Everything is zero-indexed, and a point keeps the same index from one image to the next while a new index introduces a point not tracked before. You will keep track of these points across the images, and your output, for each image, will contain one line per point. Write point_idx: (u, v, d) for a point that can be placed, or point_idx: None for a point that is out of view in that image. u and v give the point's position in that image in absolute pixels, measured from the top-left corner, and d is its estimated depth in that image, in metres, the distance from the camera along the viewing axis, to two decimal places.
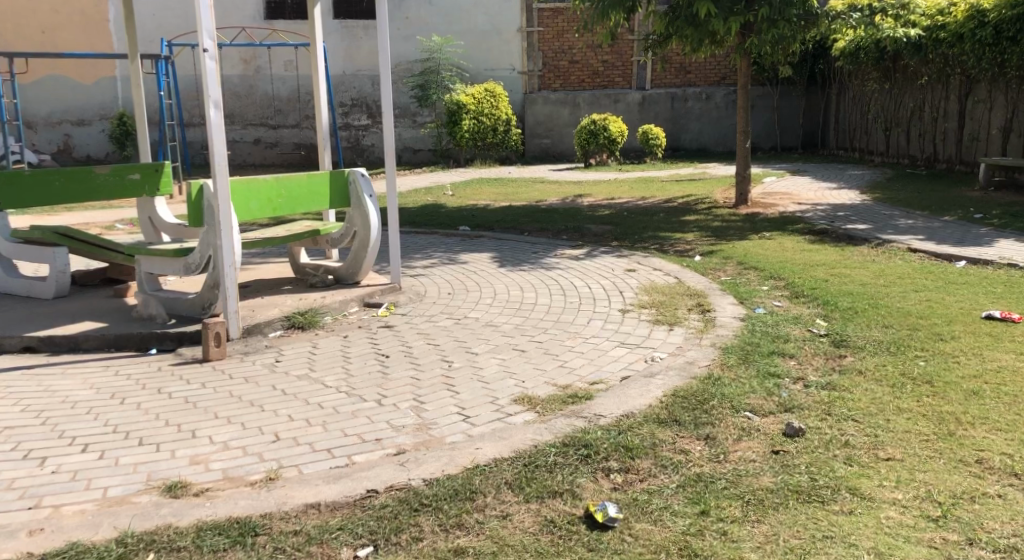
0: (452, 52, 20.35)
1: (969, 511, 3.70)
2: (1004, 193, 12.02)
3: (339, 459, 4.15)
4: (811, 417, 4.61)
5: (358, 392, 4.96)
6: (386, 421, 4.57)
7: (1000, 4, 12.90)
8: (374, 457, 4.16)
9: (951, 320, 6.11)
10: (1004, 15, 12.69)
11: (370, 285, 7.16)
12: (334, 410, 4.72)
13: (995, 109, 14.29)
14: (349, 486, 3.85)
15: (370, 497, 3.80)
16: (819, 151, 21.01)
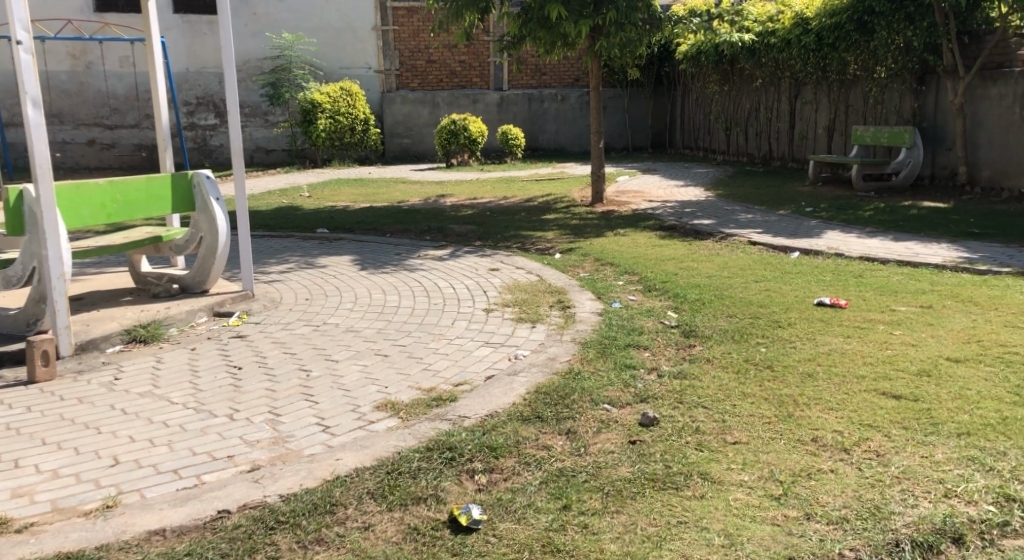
0: (305, 49, 19.93)
1: (807, 487, 3.96)
2: (832, 188, 12.90)
3: (186, 479, 4.03)
4: (665, 405, 4.84)
5: (208, 408, 4.83)
6: (239, 436, 4.47)
7: (822, 12, 13.79)
8: (226, 476, 4.06)
9: (788, 307, 6.56)
10: (824, 23, 13.59)
11: (219, 293, 6.95)
12: (181, 427, 4.58)
13: (820, 110, 15.16)
14: (197, 508, 3.75)
15: (221, 517, 3.71)
16: (667, 150, 21.80)
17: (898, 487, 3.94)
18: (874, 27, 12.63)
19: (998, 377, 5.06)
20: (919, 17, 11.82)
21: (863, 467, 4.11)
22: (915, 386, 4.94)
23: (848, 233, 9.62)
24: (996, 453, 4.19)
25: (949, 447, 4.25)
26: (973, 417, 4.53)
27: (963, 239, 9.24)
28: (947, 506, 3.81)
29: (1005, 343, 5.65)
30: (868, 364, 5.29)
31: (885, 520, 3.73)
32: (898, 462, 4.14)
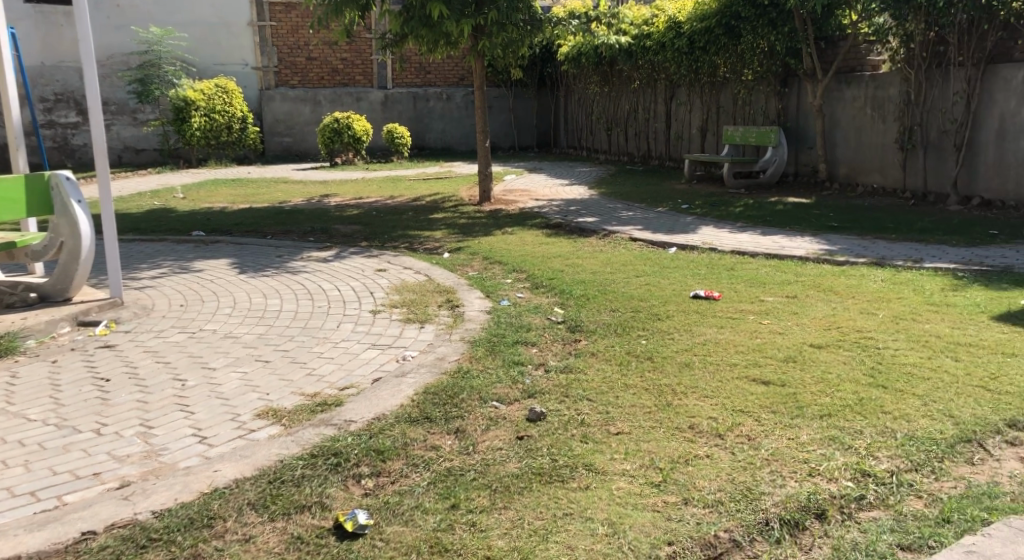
0: (175, 44, 19.07)
1: (684, 473, 4.12)
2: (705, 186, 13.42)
3: (47, 501, 3.87)
4: (551, 399, 4.94)
5: (71, 423, 4.65)
6: (106, 452, 4.32)
7: (693, 16, 14.12)
8: (93, 495, 3.93)
9: (666, 300, 6.93)
10: (696, 26, 13.89)
11: (83, 301, 6.68)
12: (41, 446, 4.39)
13: (694, 111, 15.69)
14: (60, 531, 3.61)
15: (87, 539, 3.59)
16: (551, 150, 22.15)
17: (768, 469, 4.16)
18: (741, 32, 13.16)
19: (855, 360, 5.49)
20: (781, 23, 12.56)
21: (736, 451, 4.32)
22: (782, 372, 5.28)
23: (722, 229, 10.26)
24: (853, 431, 4.49)
25: (812, 428, 4.53)
26: (833, 399, 4.87)
27: (824, 233, 9.89)
28: (811, 484, 4.04)
29: (861, 329, 6.13)
30: (740, 352, 5.64)
31: (756, 500, 3.91)
32: (767, 444, 4.37)
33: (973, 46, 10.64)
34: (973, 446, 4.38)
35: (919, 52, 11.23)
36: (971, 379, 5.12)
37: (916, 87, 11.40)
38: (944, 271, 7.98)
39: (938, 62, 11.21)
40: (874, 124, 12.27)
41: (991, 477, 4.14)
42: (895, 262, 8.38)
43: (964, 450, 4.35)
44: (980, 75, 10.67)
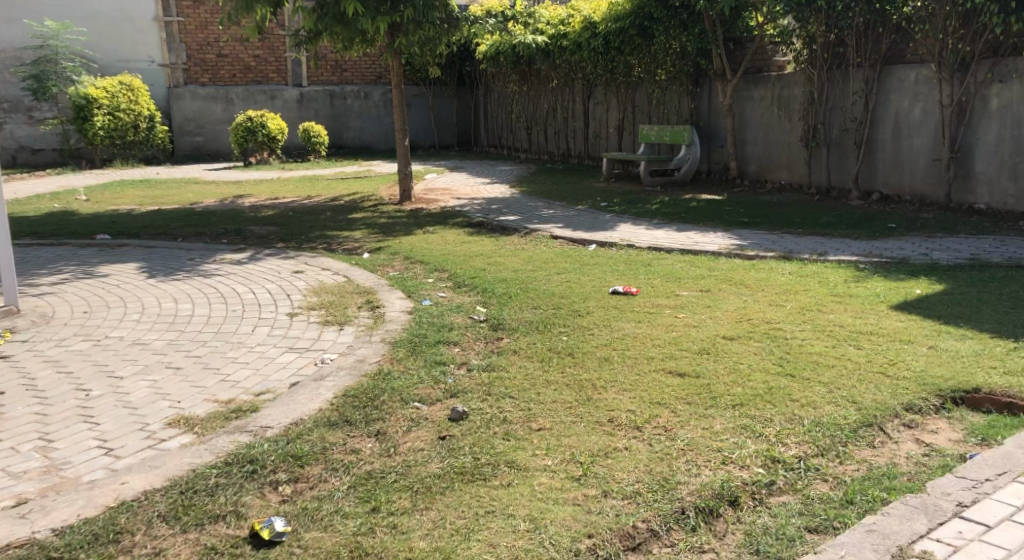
0: (74, 39, 18.43)
1: (604, 466, 4.17)
2: (623, 184, 13.59)
3: None
4: (474, 398, 4.93)
5: None
6: (1, 469, 4.13)
7: (608, 17, 14.21)
8: None
9: (588, 297, 6.98)
10: (611, 26, 13.99)
11: None
12: None
13: (610, 110, 15.87)
14: None
15: None
16: (473, 149, 22.13)
17: (683, 459, 4.24)
18: (654, 33, 13.31)
19: (765, 350, 5.63)
20: (691, 24, 12.79)
21: (653, 442, 4.39)
22: (697, 363, 5.39)
23: (640, 225, 10.40)
24: (764, 420, 4.61)
25: (725, 418, 4.63)
26: (744, 388, 4.99)
27: (736, 229, 10.13)
28: (725, 472, 4.12)
29: (771, 321, 6.29)
30: (656, 346, 5.73)
31: (672, 490, 3.97)
32: (683, 435, 4.46)
33: (869, 48, 11.01)
34: (875, 430, 4.53)
35: (821, 53, 11.58)
36: (873, 366, 5.31)
37: (818, 88, 11.77)
38: (848, 263, 8.25)
39: (838, 63, 11.57)
40: (781, 122, 12.63)
41: (891, 459, 4.29)
42: (802, 256, 8.62)
43: (867, 434, 4.50)
44: (876, 76, 11.05)
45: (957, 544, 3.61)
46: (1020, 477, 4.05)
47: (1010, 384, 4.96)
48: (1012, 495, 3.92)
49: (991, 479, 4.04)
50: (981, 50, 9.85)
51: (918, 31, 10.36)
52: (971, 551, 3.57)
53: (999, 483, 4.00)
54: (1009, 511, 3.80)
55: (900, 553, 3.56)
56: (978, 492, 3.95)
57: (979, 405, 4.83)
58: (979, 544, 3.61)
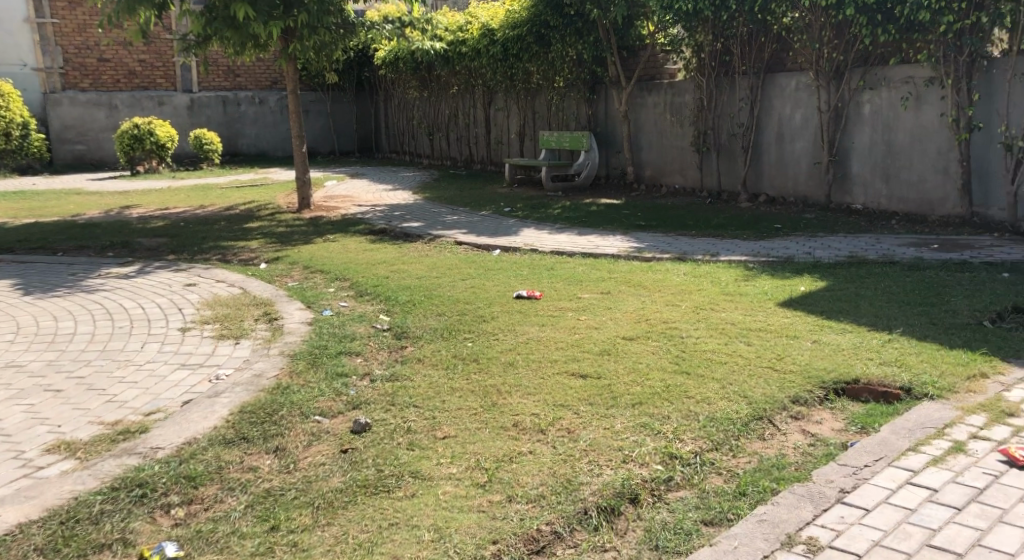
0: None
1: (509, 471, 4.17)
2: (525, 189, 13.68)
3: None
4: (377, 409, 4.88)
5: None
6: None
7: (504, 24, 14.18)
8: None
9: (491, 302, 6.99)
10: (508, 34, 13.97)
11: None
12: None
13: (511, 116, 15.97)
14: None
15: None
16: (374, 155, 21.96)
17: (586, 460, 4.27)
18: (550, 41, 13.42)
19: (662, 349, 5.74)
20: (586, 33, 12.96)
21: (557, 444, 4.42)
22: (598, 364, 5.45)
23: (543, 229, 10.46)
24: (662, 417, 4.69)
25: (626, 417, 4.70)
26: (643, 387, 5.07)
27: (634, 232, 10.30)
28: (625, 471, 4.17)
29: (667, 320, 6.42)
30: (559, 348, 5.76)
31: (575, 491, 4.00)
32: (586, 436, 4.50)
33: (753, 57, 11.43)
34: (764, 423, 4.67)
35: (708, 61, 11.94)
36: (764, 361, 5.47)
37: (707, 94, 12.11)
38: (738, 263, 8.49)
39: (725, 71, 11.91)
40: (673, 128, 12.93)
41: (779, 450, 4.42)
42: (695, 257, 8.84)
43: (758, 427, 4.63)
44: (760, 84, 11.48)
45: (840, 528, 3.73)
46: (895, 462, 4.23)
47: (886, 374, 5.19)
48: (889, 479, 4.08)
49: (869, 465, 4.20)
50: (854, 59, 10.33)
51: (797, 40, 10.79)
52: (853, 534, 3.69)
53: (877, 468, 4.17)
54: (886, 495, 3.95)
55: (789, 541, 3.67)
56: (859, 478, 4.10)
57: (858, 396, 5.04)
58: (860, 527, 3.74)
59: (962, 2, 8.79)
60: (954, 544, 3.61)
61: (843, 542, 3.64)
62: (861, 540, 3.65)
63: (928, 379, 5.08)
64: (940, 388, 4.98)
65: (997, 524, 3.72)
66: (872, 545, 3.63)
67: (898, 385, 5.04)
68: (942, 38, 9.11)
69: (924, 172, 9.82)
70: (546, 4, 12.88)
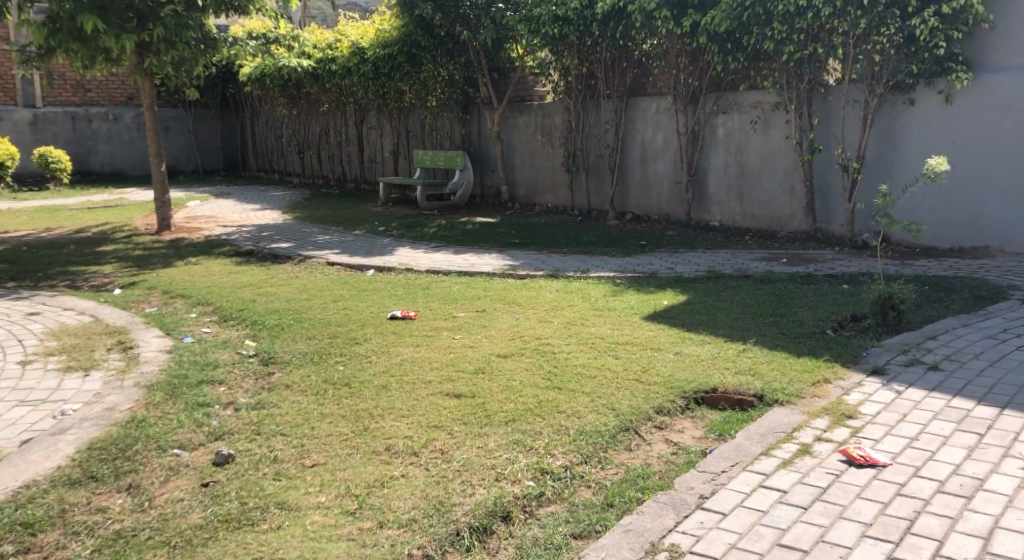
0: None
1: (380, 496, 4.09)
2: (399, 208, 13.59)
3: None
4: (242, 439, 4.70)
5: None
6: None
7: (375, 43, 13.87)
8: None
9: (364, 324, 6.87)
10: (379, 53, 13.65)
11: None
12: None
13: (384, 134, 15.85)
14: None
15: None
16: (240, 173, 21.42)
17: (459, 480, 4.23)
18: (422, 61, 13.35)
19: (535, 365, 5.77)
20: (457, 53, 13.11)
21: (430, 466, 4.37)
22: (473, 384, 5.41)
23: (417, 248, 10.39)
24: (534, 433, 4.71)
25: (498, 435, 4.69)
26: (516, 404, 5.07)
27: (508, 250, 10.37)
28: (497, 489, 4.15)
29: (541, 337, 6.47)
30: (434, 369, 5.71)
31: (447, 512, 3.96)
32: (459, 456, 4.46)
33: (616, 81, 11.73)
34: (631, 434, 4.75)
35: (574, 84, 12.18)
36: (632, 374, 5.57)
37: (575, 116, 12.36)
38: (608, 279, 8.66)
39: (591, 94, 12.24)
40: (544, 148, 13.12)
41: (644, 460, 4.50)
42: (567, 274, 8.96)
43: (624, 438, 4.71)
44: (624, 106, 11.78)
45: (699, 533, 3.83)
46: (749, 466, 4.37)
47: (741, 382, 5.37)
48: (743, 482, 4.22)
49: (726, 470, 4.33)
50: (708, 85, 10.76)
51: (656, 66, 11.15)
52: (711, 539, 3.78)
53: (733, 473, 4.31)
54: (741, 498, 4.08)
55: (652, 548, 3.73)
56: (716, 483, 4.22)
57: (716, 404, 5.20)
58: (717, 531, 3.84)
59: (801, 34, 9.25)
60: (800, 541, 3.75)
61: (701, 547, 3.73)
62: (718, 544, 3.75)
63: (778, 386, 5.29)
64: (788, 394, 5.19)
65: (838, 520, 3.89)
66: (728, 548, 3.73)
67: (751, 392, 5.23)
68: (785, 67, 9.61)
69: (773, 192, 10.31)
70: (416, 24, 12.63)
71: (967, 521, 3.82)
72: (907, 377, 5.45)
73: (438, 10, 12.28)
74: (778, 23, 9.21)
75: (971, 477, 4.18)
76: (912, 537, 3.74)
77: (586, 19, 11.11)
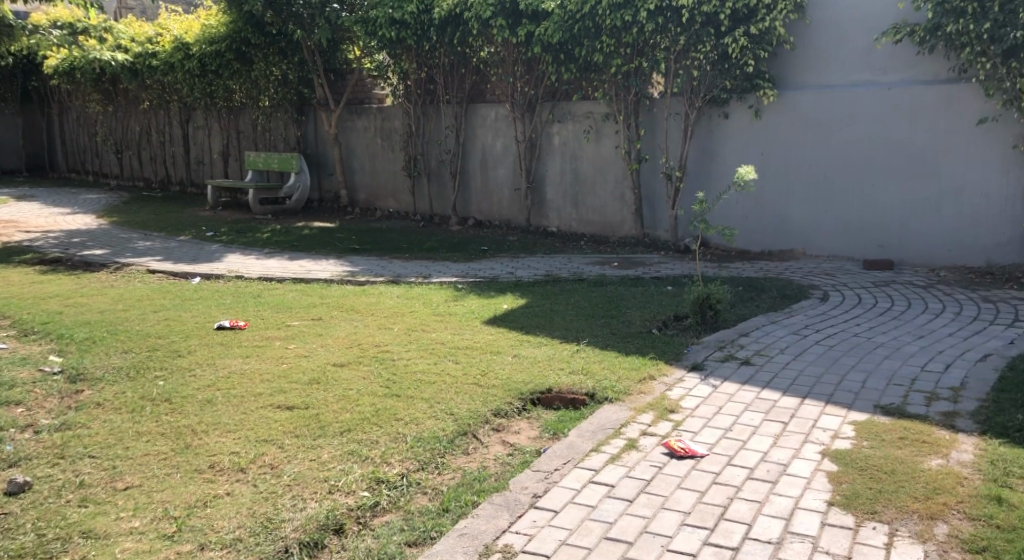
0: None
1: (202, 517, 3.86)
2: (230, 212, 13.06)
3: None
4: (43, 464, 4.35)
5: None
6: None
7: (200, 39, 13.33)
8: None
9: (188, 335, 6.51)
10: (205, 49, 13.11)
11: None
12: None
13: (212, 134, 15.21)
14: None
15: None
16: (48, 173, 20.03)
17: (289, 495, 4.05)
18: (253, 59, 12.93)
19: (373, 373, 5.61)
20: (290, 53, 12.80)
21: (258, 483, 4.16)
22: (306, 395, 5.20)
23: (247, 254, 9.98)
24: (370, 442, 4.56)
25: (333, 446, 4.51)
26: (352, 413, 4.91)
27: (347, 255, 10.14)
28: (330, 502, 3.99)
29: (379, 344, 6.31)
30: (266, 381, 5.45)
31: (275, 529, 3.77)
32: (290, 470, 4.27)
33: (455, 87, 11.71)
34: (469, 438, 4.69)
35: (413, 89, 12.07)
36: (471, 378, 5.51)
37: (415, 121, 12.24)
38: (448, 284, 8.59)
39: (430, 99, 12.15)
40: (384, 152, 12.94)
41: (481, 463, 4.46)
42: (408, 279, 8.83)
43: (462, 443, 4.64)
44: (463, 112, 11.77)
45: (532, 532, 3.80)
46: (580, 463, 4.40)
47: (574, 382, 5.42)
48: (575, 479, 4.23)
49: (558, 468, 4.34)
50: (543, 94, 10.90)
51: (493, 73, 11.18)
52: (542, 537, 3.76)
53: (565, 471, 4.32)
54: (571, 495, 4.08)
55: (486, 551, 3.67)
56: (549, 481, 4.22)
57: (551, 404, 5.22)
58: (549, 529, 3.82)
59: (626, 49, 9.49)
60: (625, 534, 3.78)
61: (534, 545, 3.70)
62: (550, 541, 3.73)
63: (608, 384, 5.37)
64: (617, 391, 5.28)
65: (660, 511, 3.95)
66: (559, 544, 3.71)
67: (584, 391, 5.28)
68: (613, 79, 9.85)
69: (605, 198, 10.56)
70: (247, 22, 12.23)
71: (773, 505, 3.96)
72: (722, 372, 5.66)
73: (269, 7, 11.82)
74: (606, 36, 9.43)
75: (776, 463, 4.35)
76: (725, 523, 3.84)
77: (422, 24, 10.99)
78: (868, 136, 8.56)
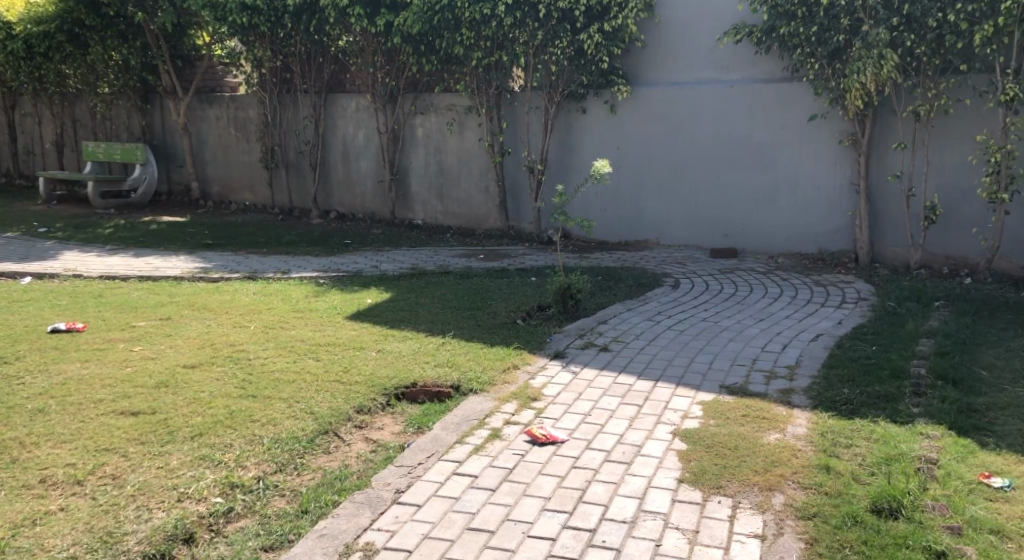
0: None
1: (30, 537, 3.53)
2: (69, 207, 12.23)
3: None
4: None
5: None
6: None
7: (24, 18, 12.26)
8: None
9: (16, 340, 5.99)
10: (31, 30, 11.99)
11: None
12: None
13: (43, 123, 14.28)
14: None
15: None
16: None
17: (132, 506, 3.75)
18: (87, 41, 11.94)
19: (227, 374, 5.30)
20: (132, 36, 11.99)
21: (97, 495, 3.84)
22: (153, 399, 4.85)
23: (86, 251, 9.35)
24: (223, 446, 4.28)
25: (183, 452, 4.21)
26: (204, 417, 4.60)
27: (198, 251, 9.65)
28: (179, 511, 3.72)
29: (234, 343, 5.98)
30: (107, 386, 5.05)
31: (117, 544, 3.49)
32: (134, 479, 3.96)
33: (312, 76, 11.32)
34: (330, 437, 4.48)
35: (269, 77, 11.60)
36: (334, 376, 5.28)
37: (271, 111, 11.79)
38: (308, 279, 8.29)
39: (286, 88, 11.72)
40: (238, 142, 12.42)
41: (343, 461, 4.28)
42: (266, 275, 8.47)
43: (322, 442, 4.43)
44: (322, 103, 11.41)
45: (393, 528, 3.64)
46: (443, 456, 4.26)
47: (439, 374, 5.27)
48: (438, 472, 4.10)
49: (422, 462, 4.19)
50: (405, 85, 10.68)
51: (352, 63, 10.87)
52: (405, 532, 3.61)
53: (429, 464, 4.18)
54: (434, 488, 3.95)
55: (347, 550, 3.50)
56: (412, 476, 4.07)
57: (415, 398, 5.06)
58: (411, 524, 3.67)
59: (486, 41, 9.29)
60: (487, 523, 3.67)
61: (395, 541, 3.55)
62: (412, 536, 3.59)
63: (472, 375, 5.26)
64: (481, 382, 5.17)
65: (521, 498, 3.87)
66: (422, 539, 3.57)
67: (449, 384, 5.14)
68: (474, 71, 9.70)
69: (469, 190, 10.47)
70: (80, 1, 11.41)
71: (628, 485, 3.95)
72: (582, 359, 5.65)
73: None
74: (465, 29, 9.22)
75: (631, 444, 4.35)
76: (583, 505, 3.79)
77: (276, 10, 10.52)
78: (713, 131, 8.79)
